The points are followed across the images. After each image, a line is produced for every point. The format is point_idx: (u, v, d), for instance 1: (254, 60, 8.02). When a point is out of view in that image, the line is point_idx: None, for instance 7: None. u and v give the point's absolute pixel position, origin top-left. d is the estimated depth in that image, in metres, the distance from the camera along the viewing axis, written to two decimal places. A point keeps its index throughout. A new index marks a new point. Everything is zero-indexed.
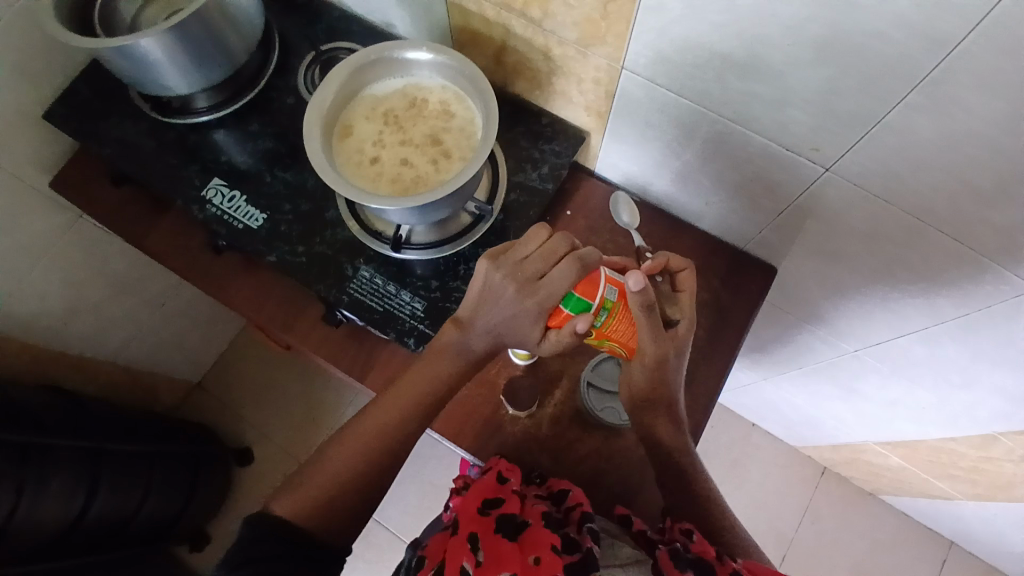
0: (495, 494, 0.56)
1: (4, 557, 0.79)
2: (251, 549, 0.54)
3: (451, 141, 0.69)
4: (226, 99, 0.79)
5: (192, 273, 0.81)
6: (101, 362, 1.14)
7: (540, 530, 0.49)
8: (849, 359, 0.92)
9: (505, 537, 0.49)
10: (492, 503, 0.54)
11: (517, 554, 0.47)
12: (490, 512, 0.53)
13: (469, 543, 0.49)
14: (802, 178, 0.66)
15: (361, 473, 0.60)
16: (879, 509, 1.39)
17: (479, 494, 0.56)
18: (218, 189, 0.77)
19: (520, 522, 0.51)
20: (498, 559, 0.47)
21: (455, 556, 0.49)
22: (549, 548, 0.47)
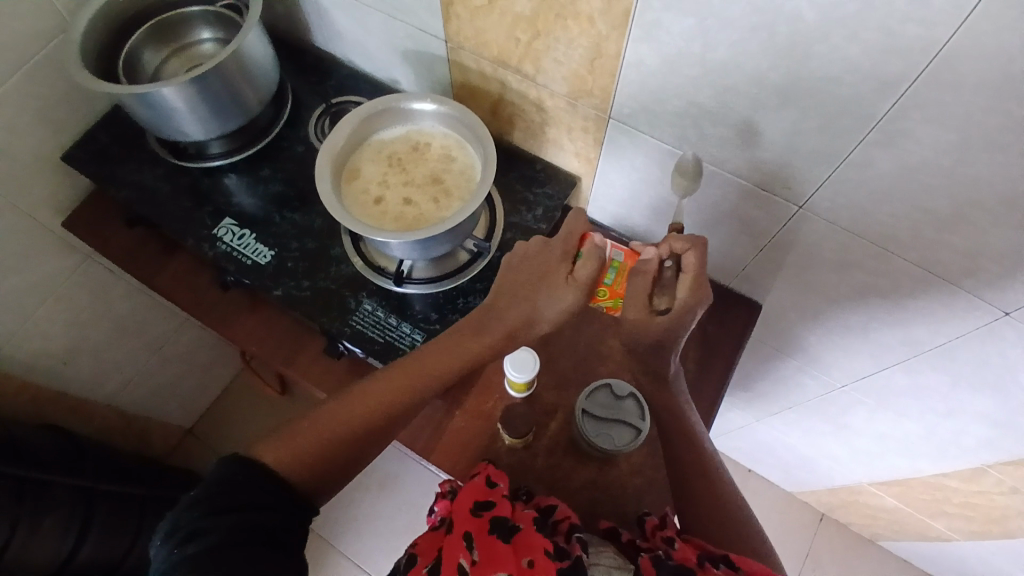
0: (485, 497, 0.57)
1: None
2: (229, 493, 0.50)
3: (452, 181, 0.75)
4: (241, 145, 0.85)
5: (198, 309, 0.84)
6: (98, 404, 1.14)
7: (532, 534, 0.52)
8: (836, 393, 0.95)
9: (499, 538, 0.51)
10: (484, 504, 0.56)
11: (511, 556, 0.49)
12: (483, 514, 0.55)
13: (464, 541, 0.51)
14: (778, 215, 0.71)
15: (361, 438, 0.60)
16: (880, 555, 1.37)
17: (469, 497, 0.57)
18: (229, 228, 0.81)
19: (512, 526, 0.53)
20: (493, 559, 0.49)
21: (450, 553, 0.51)
22: (543, 552, 0.49)
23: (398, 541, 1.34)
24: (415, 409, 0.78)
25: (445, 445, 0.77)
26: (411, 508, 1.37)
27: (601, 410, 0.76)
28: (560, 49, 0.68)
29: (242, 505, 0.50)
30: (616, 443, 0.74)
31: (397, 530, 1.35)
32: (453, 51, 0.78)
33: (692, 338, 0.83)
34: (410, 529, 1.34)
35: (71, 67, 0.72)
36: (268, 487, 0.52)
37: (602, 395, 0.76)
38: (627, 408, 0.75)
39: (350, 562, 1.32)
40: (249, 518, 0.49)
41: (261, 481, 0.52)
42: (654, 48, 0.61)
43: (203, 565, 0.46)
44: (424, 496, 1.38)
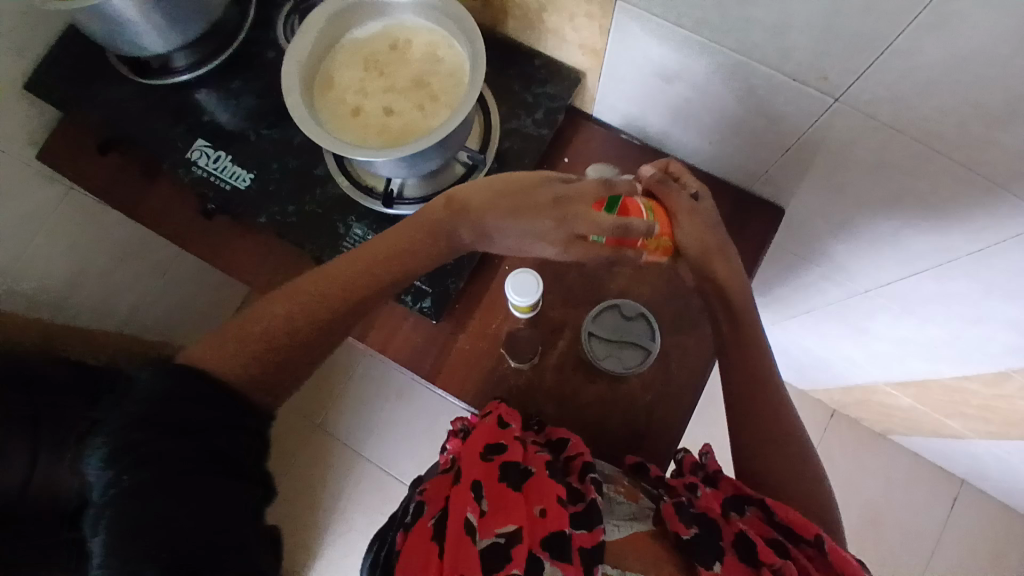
0: (496, 439, 0.57)
1: None
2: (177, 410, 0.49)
3: (438, 85, 0.66)
4: (207, 54, 0.77)
5: (185, 238, 0.80)
6: (110, 332, 1.15)
7: (545, 480, 0.52)
8: (858, 299, 0.90)
9: (511, 484, 0.52)
10: (493, 447, 0.56)
11: (523, 505, 0.50)
12: (492, 458, 0.55)
13: (472, 490, 0.51)
14: (809, 111, 0.62)
15: (312, 329, 0.58)
16: (889, 448, 1.39)
17: (481, 440, 0.57)
18: (203, 150, 0.75)
19: (524, 471, 0.53)
20: (502, 507, 0.49)
21: (458, 501, 0.50)
22: (555, 499, 0.50)
23: (418, 446, 1.39)
24: (417, 333, 0.76)
25: (449, 367, 0.75)
26: (428, 415, 1.40)
27: (609, 328, 0.74)
28: None
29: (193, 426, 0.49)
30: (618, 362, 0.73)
31: (416, 435, 1.39)
32: None
33: None
34: (428, 434, 1.39)
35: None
36: (217, 402, 0.52)
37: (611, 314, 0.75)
38: (636, 329, 0.74)
39: (375, 467, 1.38)
40: (204, 445, 0.48)
41: (216, 395, 0.52)
42: None
43: (151, 492, 0.45)
44: (440, 404, 1.41)
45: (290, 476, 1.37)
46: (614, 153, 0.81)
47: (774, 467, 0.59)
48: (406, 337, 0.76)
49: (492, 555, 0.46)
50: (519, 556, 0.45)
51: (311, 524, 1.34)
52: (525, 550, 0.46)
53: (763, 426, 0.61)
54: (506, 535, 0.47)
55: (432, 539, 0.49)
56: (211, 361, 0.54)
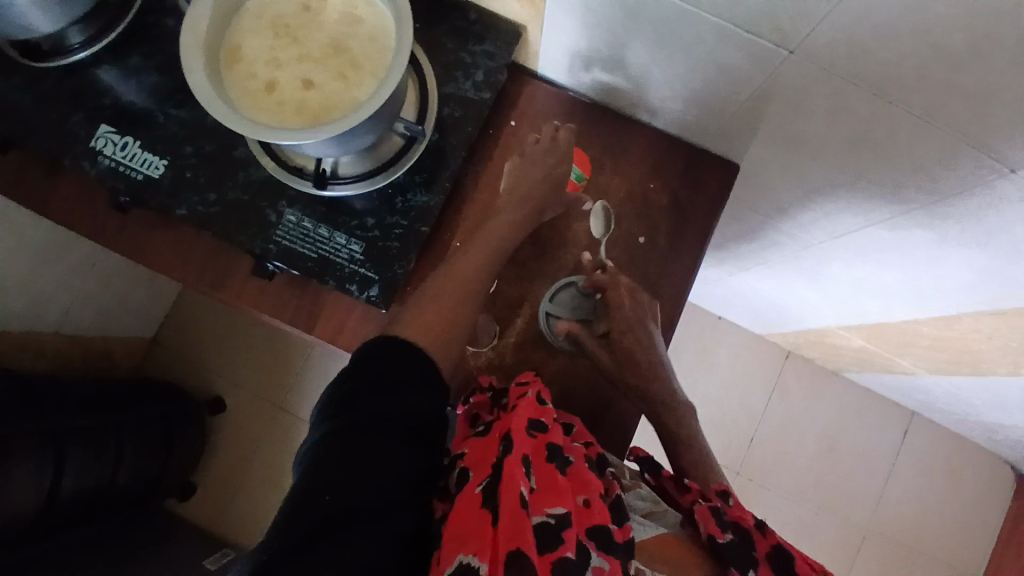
0: (541, 416, 0.55)
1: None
2: (375, 371, 0.48)
3: (360, 51, 0.59)
4: (103, 28, 0.68)
5: (99, 236, 0.73)
6: (41, 334, 1.07)
7: (587, 472, 0.52)
8: (814, 250, 0.90)
9: (556, 467, 0.51)
10: (537, 425, 0.54)
11: (569, 491, 0.49)
12: (537, 436, 0.54)
13: (523, 465, 0.49)
14: (763, 61, 0.59)
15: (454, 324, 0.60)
16: (843, 385, 1.45)
17: (525, 410, 0.55)
18: (107, 138, 0.67)
19: (567, 457, 0.53)
20: (551, 488, 0.49)
21: (512, 475, 0.47)
22: (598, 492, 0.51)
23: None
24: (367, 321, 0.72)
25: None
26: None
27: (566, 305, 0.71)
28: None
29: (409, 386, 0.48)
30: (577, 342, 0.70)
31: None
32: None
33: (664, 211, 0.74)
34: None
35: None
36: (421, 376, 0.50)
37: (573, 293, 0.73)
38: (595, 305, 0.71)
39: None
40: (395, 412, 0.46)
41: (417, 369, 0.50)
42: None
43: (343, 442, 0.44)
44: None
45: (256, 464, 1.34)
46: (561, 112, 0.76)
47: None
48: (356, 326, 0.72)
49: (544, 534, 0.46)
50: (570, 540, 0.46)
51: None
52: (574, 536, 0.46)
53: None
54: (556, 517, 0.46)
55: (483, 506, 0.47)
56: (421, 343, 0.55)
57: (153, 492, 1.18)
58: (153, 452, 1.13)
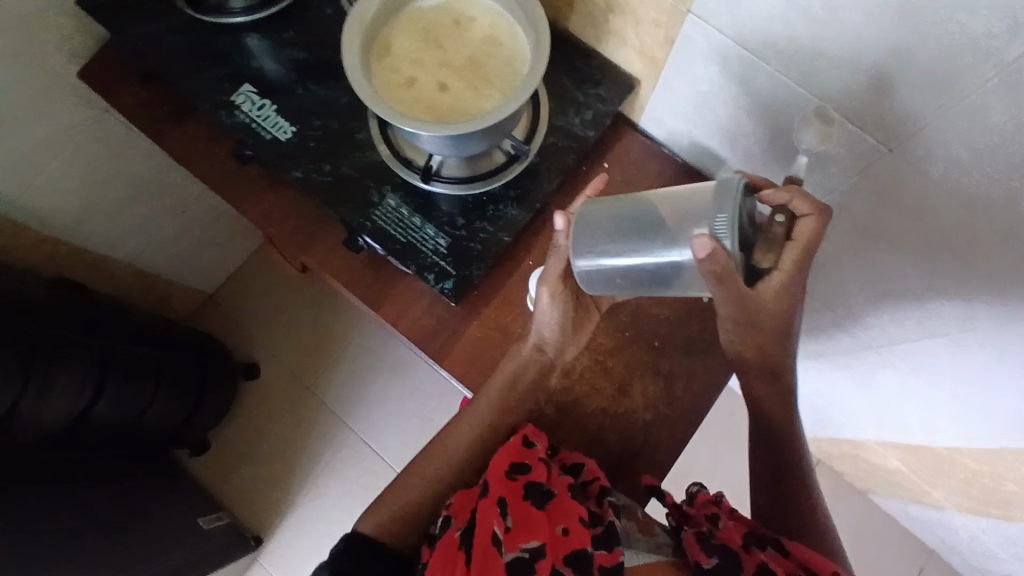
0: (522, 458, 0.59)
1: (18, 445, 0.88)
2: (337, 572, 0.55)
3: (493, 69, 0.64)
4: (264, 2, 0.76)
5: (213, 180, 0.79)
6: (120, 264, 1.14)
7: (568, 502, 0.55)
8: (870, 352, 0.90)
9: (533, 503, 0.55)
10: (518, 467, 0.58)
11: (545, 523, 0.53)
12: (517, 477, 0.57)
13: (498, 507, 0.54)
14: (860, 156, 0.62)
15: (434, 490, 0.64)
16: (866, 507, 1.40)
17: (505, 457, 0.59)
18: (248, 96, 0.74)
19: (548, 490, 0.56)
20: (527, 523, 0.52)
21: (485, 518, 0.53)
22: (577, 520, 0.53)
23: (405, 423, 1.38)
24: (430, 314, 0.76)
25: (457, 353, 0.74)
26: (418, 396, 1.39)
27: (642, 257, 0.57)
28: None
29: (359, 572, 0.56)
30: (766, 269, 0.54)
31: (404, 413, 1.38)
32: None
33: None
34: (417, 414, 1.38)
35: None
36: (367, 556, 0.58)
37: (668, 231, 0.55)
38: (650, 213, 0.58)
39: (358, 440, 1.37)
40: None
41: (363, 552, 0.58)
42: None
43: None
44: (434, 386, 1.40)
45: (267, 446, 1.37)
46: (653, 166, 0.80)
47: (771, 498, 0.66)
48: (419, 315, 0.76)
49: (516, 567, 0.49)
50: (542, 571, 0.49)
51: (287, 484, 1.35)
52: (547, 566, 0.49)
53: (782, 481, 0.65)
54: (530, 551, 0.50)
55: (458, 549, 0.53)
56: (364, 525, 0.62)
57: (170, 439, 1.22)
58: (185, 401, 1.18)
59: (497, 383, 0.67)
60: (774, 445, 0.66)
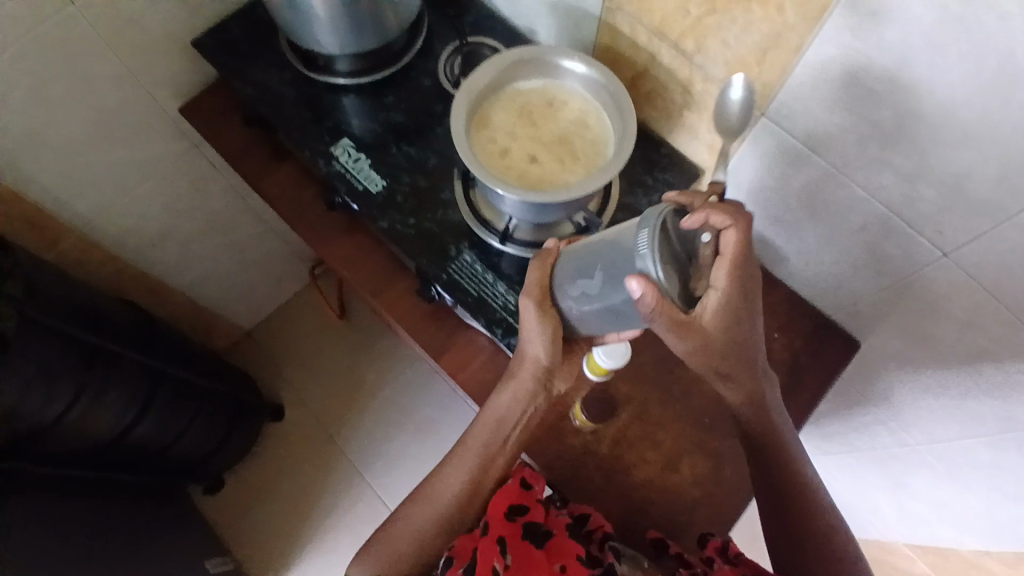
0: (521, 500, 0.69)
1: (54, 454, 0.87)
2: None
3: (581, 148, 0.70)
4: (368, 69, 0.83)
5: (299, 222, 0.85)
6: (175, 291, 1.18)
7: (565, 544, 0.66)
8: (906, 450, 0.92)
9: (533, 544, 0.66)
10: (518, 508, 0.68)
11: (546, 562, 0.65)
12: (517, 519, 0.68)
13: (499, 546, 0.65)
14: (914, 259, 0.67)
15: (419, 538, 0.67)
16: None
17: (505, 498, 0.69)
18: (346, 149, 0.80)
19: (546, 532, 0.67)
20: (527, 563, 0.65)
21: (487, 556, 0.63)
22: (574, 559, 0.65)
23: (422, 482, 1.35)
24: (489, 368, 0.78)
25: None
26: (438, 455, 1.36)
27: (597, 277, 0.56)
28: (732, 31, 0.63)
29: None
30: (703, 298, 0.52)
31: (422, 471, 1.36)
32: (610, 12, 0.73)
33: (780, 364, 0.79)
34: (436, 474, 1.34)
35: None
36: None
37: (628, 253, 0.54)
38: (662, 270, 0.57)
39: (373, 494, 1.35)
40: None
41: None
42: (845, 55, 0.57)
43: None
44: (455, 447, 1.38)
45: (281, 491, 1.35)
46: None
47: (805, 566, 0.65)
48: (479, 368, 0.78)
49: None
50: None
51: (299, 531, 1.33)
52: None
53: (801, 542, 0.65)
54: None
55: None
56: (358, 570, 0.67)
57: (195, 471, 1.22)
58: (214, 432, 1.18)
59: (481, 433, 0.67)
60: (787, 508, 0.66)
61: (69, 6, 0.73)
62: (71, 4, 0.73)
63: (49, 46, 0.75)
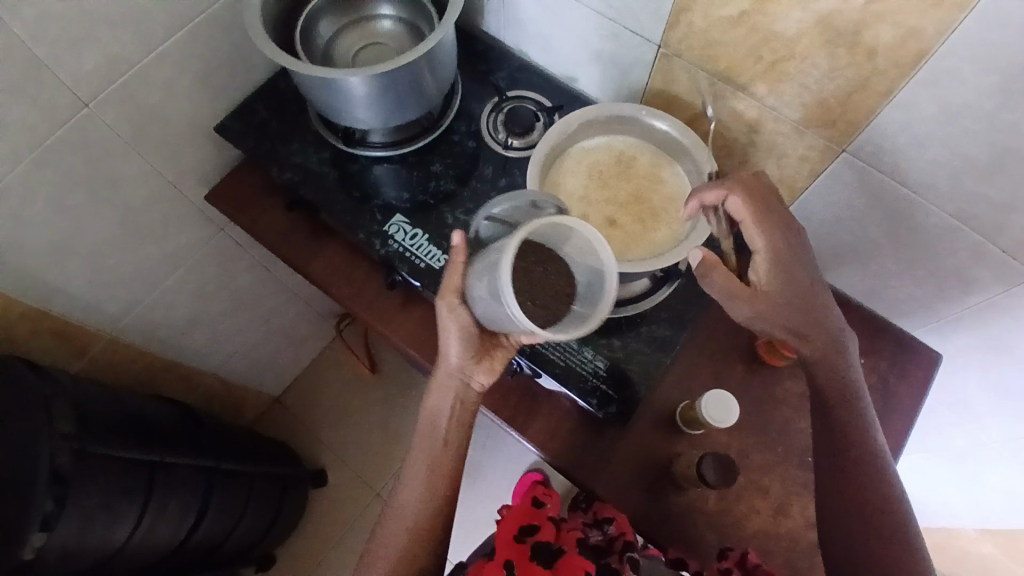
0: (532, 521, 0.73)
1: (124, 572, 0.82)
2: None
3: (659, 203, 0.69)
4: (405, 138, 0.80)
5: (354, 304, 0.80)
6: (204, 373, 1.12)
7: (572, 555, 0.66)
8: (985, 450, 0.92)
9: (540, 562, 0.66)
10: (527, 530, 0.71)
11: None
12: (526, 540, 0.69)
13: (505, 567, 0.65)
14: (1007, 280, 0.66)
15: (413, 549, 0.65)
16: None
17: (517, 521, 0.73)
18: (401, 226, 0.77)
19: (556, 549, 0.68)
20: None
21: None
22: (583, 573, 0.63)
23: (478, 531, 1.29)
24: (580, 435, 0.75)
25: (612, 478, 0.73)
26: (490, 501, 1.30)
27: (481, 283, 0.58)
28: (812, 75, 0.61)
29: None
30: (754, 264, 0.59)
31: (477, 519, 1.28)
32: (665, 58, 0.71)
33: (870, 388, 0.79)
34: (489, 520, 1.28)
35: (247, 24, 0.66)
36: None
37: (519, 266, 0.56)
38: (594, 271, 0.56)
39: None
40: None
41: None
42: (938, 97, 0.56)
43: None
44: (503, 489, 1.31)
45: (332, 559, 1.30)
46: None
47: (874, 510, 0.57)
48: (570, 434, 0.75)
49: None
50: None
51: None
52: None
53: (861, 490, 0.57)
54: None
55: None
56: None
57: (246, 557, 1.15)
58: (268, 511, 1.12)
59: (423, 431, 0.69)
60: (839, 440, 0.58)
61: (86, 108, 0.67)
62: (87, 107, 0.67)
63: (71, 154, 0.69)
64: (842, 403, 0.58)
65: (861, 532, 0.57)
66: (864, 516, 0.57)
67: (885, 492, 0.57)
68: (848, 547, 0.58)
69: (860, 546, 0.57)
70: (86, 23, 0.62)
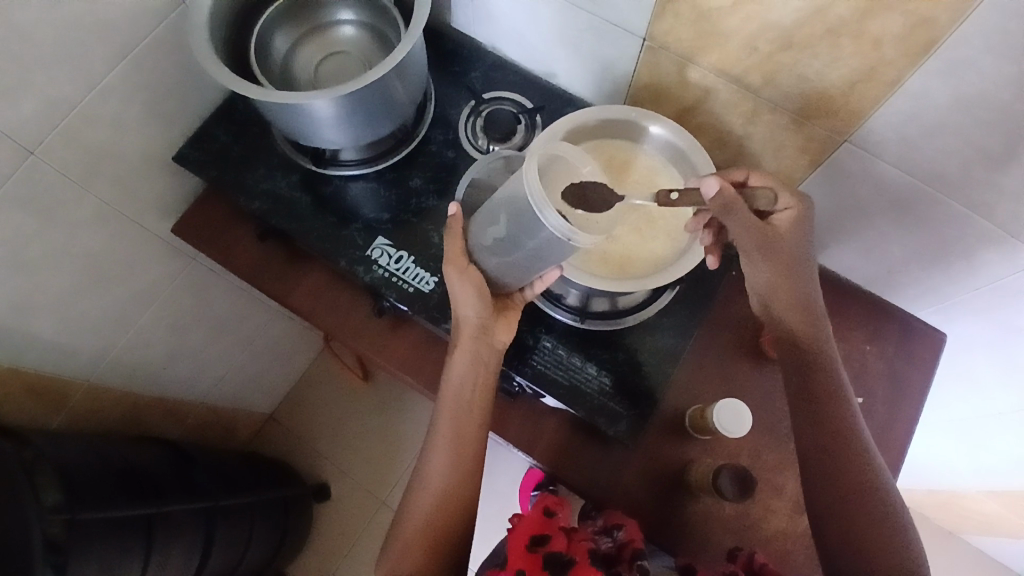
0: (542, 530, 0.66)
1: None
2: None
3: (655, 210, 0.67)
4: (379, 154, 0.75)
5: (343, 333, 0.77)
6: (191, 404, 1.08)
7: (587, 570, 0.60)
8: (991, 417, 0.92)
9: None
10: (538, 540, 0.65)
11: None
12: (537, 552, 0.63)
13: None
14: (1016, 264, 0.64)
15: (446, 512, 0.62)
16: (960, 548, 1.37)
17: (527, 530, 0.66)
18: (384, 249, 0.72)
19: (568, 561, 0.62)
20: None
21: None
22: None
23: (487, 530, 1.28)
24: (588, 450, 0.73)
25: (625, 493, 0.72)
26: (498, 499, 1.29)
27: (498, 224, 0.61)
28: (812, 65, 0.57)
29: None
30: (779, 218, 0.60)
31: (485, 519, 1.28)
32: (650, 51, 0.66)
33: (880, 376, 0.77)
34: (498, 518, 1.27)
35: (196, 50, 0.60)
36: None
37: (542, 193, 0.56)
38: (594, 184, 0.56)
39: None
40: None
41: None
42: (950, 85, 0.52)
43: None
44: (509, 486, 1.30)
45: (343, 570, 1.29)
46: None
47: (862, 509, 0.57)
48: (578, 452, 0.73)
49: None
50: None
51: None
52: None
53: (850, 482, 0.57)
54: None
55: None
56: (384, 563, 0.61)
57: None
58: (274, 535, 1.10)
59: (446, 406, 0.65)
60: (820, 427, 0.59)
61: (30, 156, 0.61)
62: (30, 154, 0.61)
63: (20, 206, 0.63)
64: (817, 361, 0.61)
65: (841, 489, 0.57)
66: (848, 463, 0.58)
67: (866, 451, 0.58)
68: (830, 497, 0.58)
69: (845, 492, 0.57)
70: (17, 65, 0.56)
